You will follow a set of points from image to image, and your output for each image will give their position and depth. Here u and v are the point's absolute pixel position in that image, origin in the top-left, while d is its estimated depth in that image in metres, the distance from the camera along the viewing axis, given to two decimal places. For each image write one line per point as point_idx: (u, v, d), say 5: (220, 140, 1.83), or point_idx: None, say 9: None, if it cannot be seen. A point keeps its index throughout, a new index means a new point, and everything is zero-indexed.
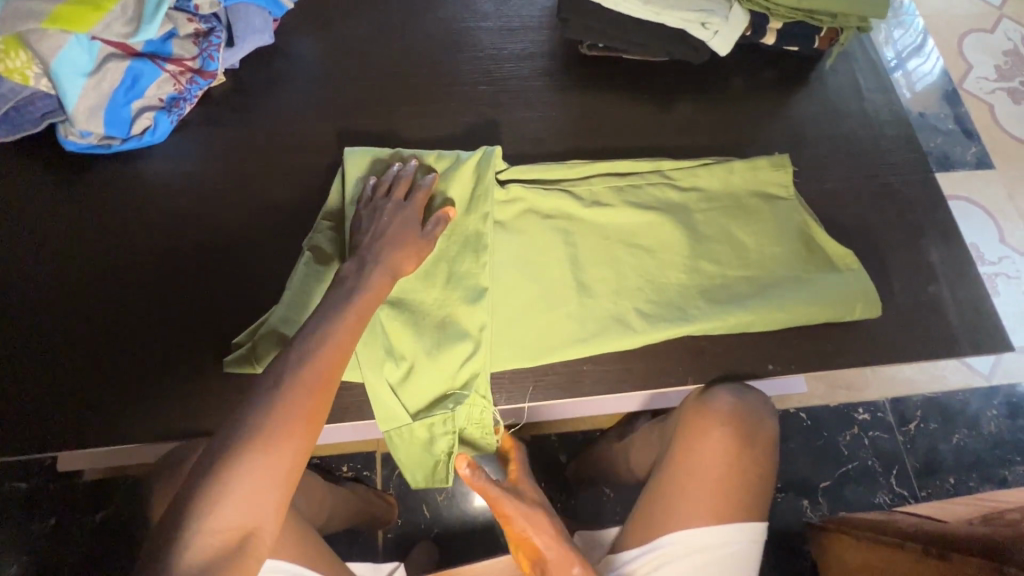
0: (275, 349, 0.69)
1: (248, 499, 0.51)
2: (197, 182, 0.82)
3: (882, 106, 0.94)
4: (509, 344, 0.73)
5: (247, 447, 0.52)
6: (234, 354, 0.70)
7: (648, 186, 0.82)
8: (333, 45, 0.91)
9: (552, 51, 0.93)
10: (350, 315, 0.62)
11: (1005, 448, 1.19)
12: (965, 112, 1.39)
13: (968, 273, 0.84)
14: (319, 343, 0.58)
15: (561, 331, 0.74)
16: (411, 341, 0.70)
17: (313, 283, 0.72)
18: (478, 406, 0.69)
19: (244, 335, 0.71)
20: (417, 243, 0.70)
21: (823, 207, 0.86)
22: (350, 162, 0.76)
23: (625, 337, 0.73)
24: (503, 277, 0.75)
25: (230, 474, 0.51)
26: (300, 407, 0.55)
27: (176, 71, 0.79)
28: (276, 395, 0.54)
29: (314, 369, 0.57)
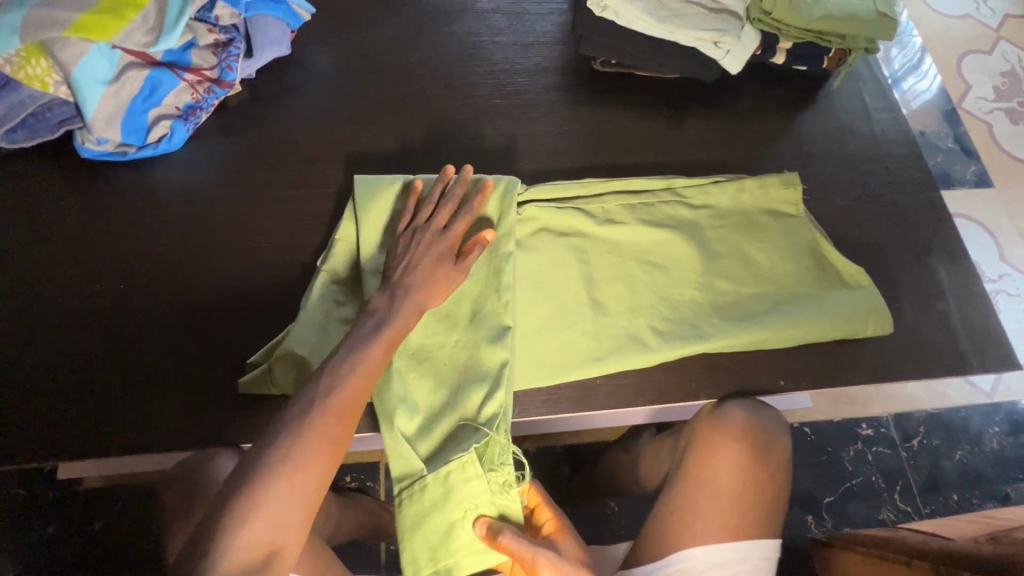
0: (293, 373, 0.69)
1: (275, 517, 0.54)
2: (212, 191, 0.82)
3: (889, 126, 0.95)
4: (526, 364, 0.73)
5: (278, 465, 0.55)
6: (249, 377, 0.70)
7: (661, 204, 0.83)
8: (348, 57, 0.92)
9: (566, 67, 0.94)
10: (379, 347, 0.64)
11: (1008, 467, 1.19)
12: (965, 132, 1.42)
13: (975, 291, 0.84)
14: (349, 371, 0.61)
15: (578, 349, 0.74)
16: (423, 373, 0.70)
17: (331, 306, 0.73)
18: (498, 447, 0.66)
19: (260, 354, 0.71)
20: (448, 276, 0.70)
21: (831, 224, 0.87)
22: (368, 184, 0.76)
23: (641, 355, 0.74)
24: (519, 297, 0.75)
25: (261, 490, 0.54)
26: (330, 429, 0.58)
27: (194, 80, 0.80)
28: (309, 415, 0.58)
29: (345, 393, 0.60)
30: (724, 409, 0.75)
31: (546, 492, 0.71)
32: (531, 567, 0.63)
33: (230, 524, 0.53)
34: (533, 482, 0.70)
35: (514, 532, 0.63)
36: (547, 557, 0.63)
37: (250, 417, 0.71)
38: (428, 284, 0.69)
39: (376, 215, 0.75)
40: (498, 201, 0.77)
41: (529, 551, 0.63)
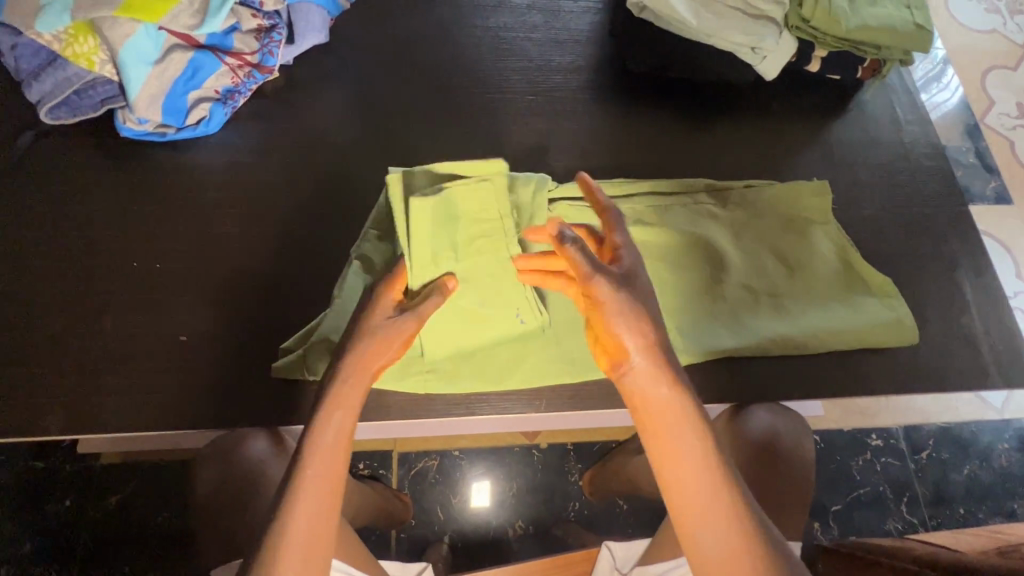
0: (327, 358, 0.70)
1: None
2: (248, 174, 0.82)
3: (919, 137, 0.95)
4: (555, 361, 0.75)
5: (274, 555, 0.52)
6: (281, 362, 0.71)
7: (691, 207, 0.83)
8: (383, 47, 0.92)
9: (599, 65, 0.94)
10: (341, 410, 0.58)
11: (1016, 483, 1.20)
12: (987, 147, 1.42)
13: (1000, 306, 0.85)
14: (318, 444, 0.56)
15: None
16: (447, 357, 0.73)
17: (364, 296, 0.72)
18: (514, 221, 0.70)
19: (294, 341, 0.72)
20: (392, 330, 0.62)
21: (859, 233, 0.88)
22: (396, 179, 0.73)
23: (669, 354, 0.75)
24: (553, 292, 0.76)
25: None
26: (314, 511, 0.54)
27: (235, 64, 0.81)
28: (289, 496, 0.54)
29: (319, 465, 0.56)
30: (750, 411, 0.78)
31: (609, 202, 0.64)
32: (587, 287, 0.57)
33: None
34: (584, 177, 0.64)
35: (579, 247, 0.57)
36: (604, 286, 0.57)
37: (280, 402, 0.71)
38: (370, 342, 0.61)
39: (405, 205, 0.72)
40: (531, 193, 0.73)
41: (589, 271, 0.57)
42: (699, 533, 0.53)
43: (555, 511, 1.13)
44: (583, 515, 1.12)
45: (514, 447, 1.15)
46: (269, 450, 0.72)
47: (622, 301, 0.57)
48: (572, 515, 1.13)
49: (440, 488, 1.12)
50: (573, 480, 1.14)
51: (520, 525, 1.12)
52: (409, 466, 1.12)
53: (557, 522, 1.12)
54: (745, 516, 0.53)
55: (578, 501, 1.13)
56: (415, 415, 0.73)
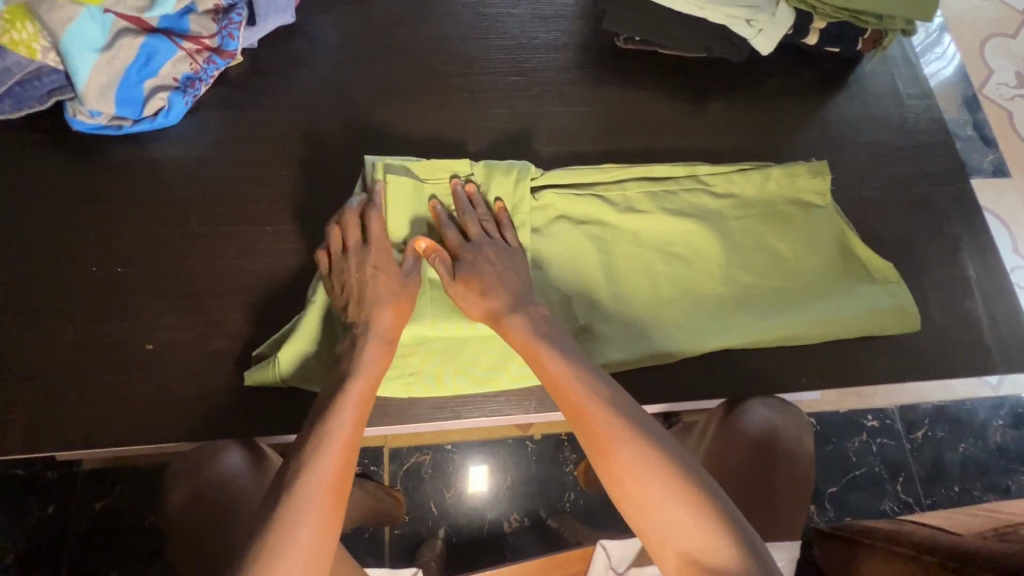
0: (306, 369, 0.67)
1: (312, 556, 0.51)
2: (214, 168, 0.77)
3: (920, 112, 0.91)
4: None
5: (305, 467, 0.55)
6: (253, 372, 0.66)
7: (683, 192, 0.78)
8: (354, 27, 0.86)
9: (585, 42, 0.89)
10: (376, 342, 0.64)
11: (1011, 459, 1.19)
12: (985, 118, 1.38)
13: (1002, 287, 0.82)
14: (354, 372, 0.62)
15: (597, 347, 0.71)
16: (431, 359, 0.69)
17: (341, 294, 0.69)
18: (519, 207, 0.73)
19: (267, 346, 0.68)
20: (406, 294, 0.66)
21: (858, 215, 0.84)
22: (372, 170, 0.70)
23: (664, 351, 0.72)
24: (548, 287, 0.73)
25: (295, 527, 0.51)
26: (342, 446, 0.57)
27: (193, 49, 0.75)
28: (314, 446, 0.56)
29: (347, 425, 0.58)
30: (746, 409, 0.74)
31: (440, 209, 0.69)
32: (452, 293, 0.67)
33: (261, 568, 0.49)
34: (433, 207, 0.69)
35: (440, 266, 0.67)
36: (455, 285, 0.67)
37: (258, 410, 0.68)
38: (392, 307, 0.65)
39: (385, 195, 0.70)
40: (512, 183, 0.72)
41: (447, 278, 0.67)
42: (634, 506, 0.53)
43: (550, 502, 1.11)
44: (579, 506, 1.11)
45: (507, 440, 1.13)
46: (245, 464, 0.68)
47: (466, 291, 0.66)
48: (567, 505, 1.12)
49: (432, 482, 1.10)
50: (568, 471, 1.12)
51: (515, 517, 1.10)
52: (400, 462, 1.10)
53: (552, 513, 1.10)
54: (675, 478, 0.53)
55: (573, 491, 1.11)
56: (398, 420, 0.70)
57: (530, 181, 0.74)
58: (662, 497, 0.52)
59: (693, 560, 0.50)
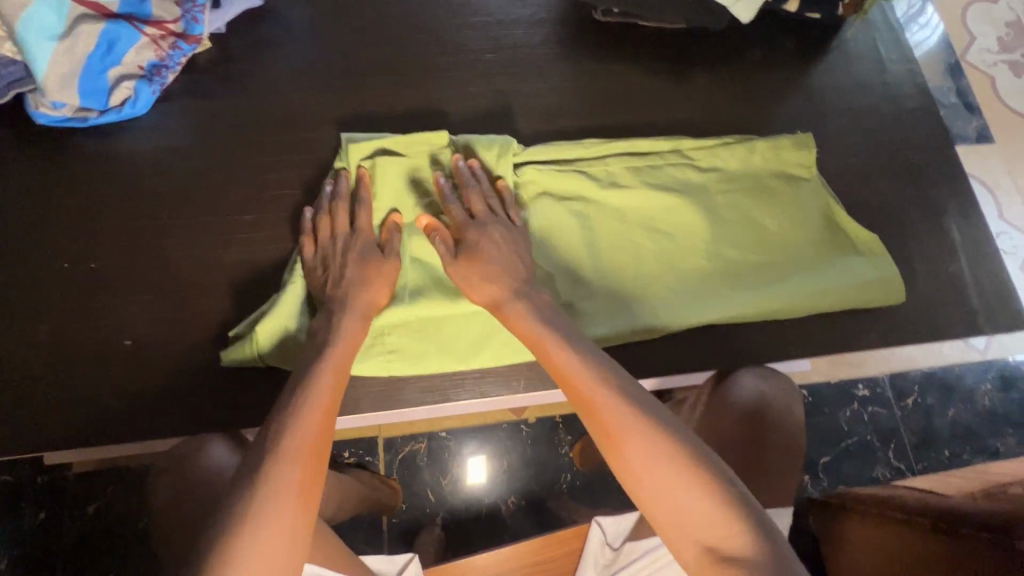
0: (283, 348, 0.66)
1: (294, 522, 0.49)
2: (186, 158, 0.75)
3: (903, 78, 0.91)
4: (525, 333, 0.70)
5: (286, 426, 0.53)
6: (230, 349, 0.66)
7: (667, 166, 0.78)
8: (326, 9, 0.84)
9: (564, 17, 0.87)
10: (356, 315, 0.63)
11: (1000, 422, 1.21)
12: (969, 85, 1.37)
13: (986, 250, 0.82)
14: (335, 336, 0.61)
15: (583, 320, 0.70)
16: (410, 341, 0.68)
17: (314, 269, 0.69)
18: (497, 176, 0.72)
19: (243, 326, 0.67)
20: (380, 269, 0.65)
21: (843, 183, 0.84)
22: (350, 148, 0.71)
23: (647, 325, 0.71)
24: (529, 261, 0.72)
25: (277, 490, 0.49)
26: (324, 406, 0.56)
27: (157, 35, 0.73)
28: (294, 413, 0.54)
29: (327, 388, 0.57)
30: (735, 380, 0.73)
31: (442, 184, 0.69)
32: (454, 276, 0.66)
33: (244, 530, 0.47)
34: (437, 182, 0.69)
35: (440, 245, 0.66)
36: (457, 265, 0.65)
37: (244, 401, 0.67)
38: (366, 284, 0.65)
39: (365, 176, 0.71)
40: (492, 157, 0.72)
41: (448, 258, 0.66)
42: (651, 496, 0.50)
43: (547, 484, 1.11)
44: (576, 486, 1.11)
45: (502, 424, 1.12)
46: (235, 456, 0.64)
47: (470, 270, 0.65)
48: (564, 486, 1.12)
49: (428, 470, 1.10)
50: (563, 452, 1.13)
51: (513, 500, 1.10)
52: (396, 451, 1.09)
53: (549, 495, 1.11)
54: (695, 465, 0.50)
55: (569, 472, 1.12)
56: (385, 407, 0.68)
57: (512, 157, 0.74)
58: (678, 483, 0.49)
59: (710, 550, 0.48)
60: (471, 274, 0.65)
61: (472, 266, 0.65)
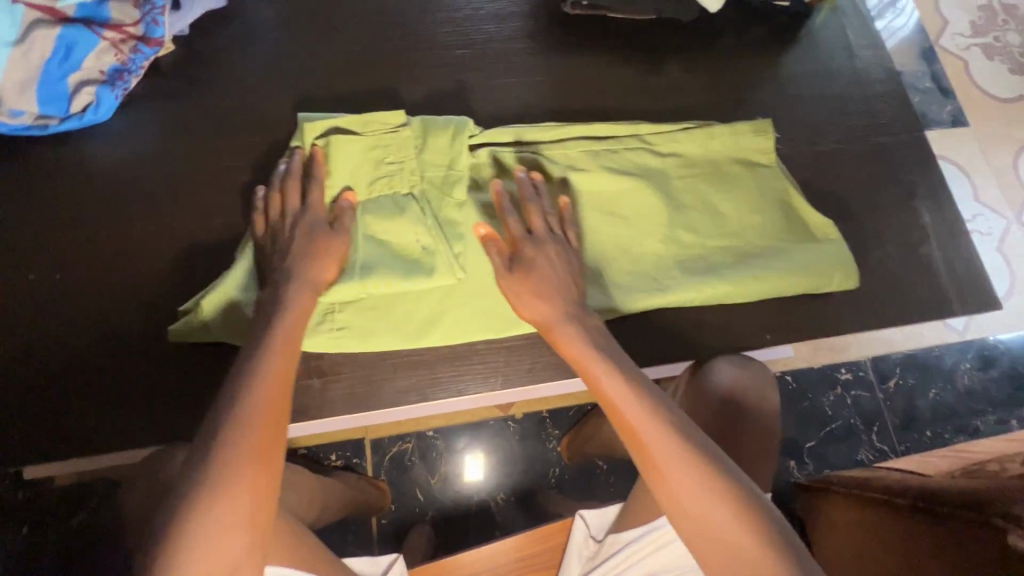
0: (229, 321, 0.65)
1: (257, 488, 0.49)
2: (152, 163, 0.74)
3: (872, 63, 0.91)
4: (478, 317, 0.69)
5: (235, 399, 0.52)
6: (179, 323, 0.65)
7: (627, 151, 0.77)
8: (292, 7, 0.82)
9: (533, 11, 0.87)
10: (308, 288, 0.61)
11: (979, 401, 1.23)
12: (942, 70, 1.39)
13: (958, 232, 0.83)
14: (285, 307, 0.59)
15: None
16: (364, 330, 0.67)
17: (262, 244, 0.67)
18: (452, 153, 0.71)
19: (192, 302, 0.66)
20: (328, 245, 0.63)
21: (816, 169, 0.84)
22: (305, 127, 0.69)
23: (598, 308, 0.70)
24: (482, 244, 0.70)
25: (226, 465, 0.49)
26: (276, 377, 0.55)
27: (116, 38, 0.72)
28: (250, 379, 0.54)
29: (277, 359, 0.56)
30: (712, 367, 0.73)
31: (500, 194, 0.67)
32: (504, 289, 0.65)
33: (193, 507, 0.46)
34: (494, 191, 0.67)
35: (495, 258, 0.65)
36: (510, 280, 0.64)
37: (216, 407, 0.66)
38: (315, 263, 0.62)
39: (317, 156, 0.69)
40: (447, 138, 0.71)
41: (500, 270, 0.65)
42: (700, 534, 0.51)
43: (536, 479, 1.11)
44: (564, 480, 1.12)
45: (488, 421, 1.12)
46: None
47: (526, 287, 0.64)
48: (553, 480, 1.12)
49: (416, 469, 1.09)
50: (551, 447, 1.13)
51: (502, 496, 1.10)
52: (383, 452, 1.09)
53: (538, 489, 1.11)
54: (747, 509, 0.50)
55: (558, 466, 1.12)
56: (360, 408, 0.67)
57: (468, 138, 0.73)
58: (727, 525, 0.50)
59: None
60: (528, 291, 0.63)
61: (529, 283, 0.63)
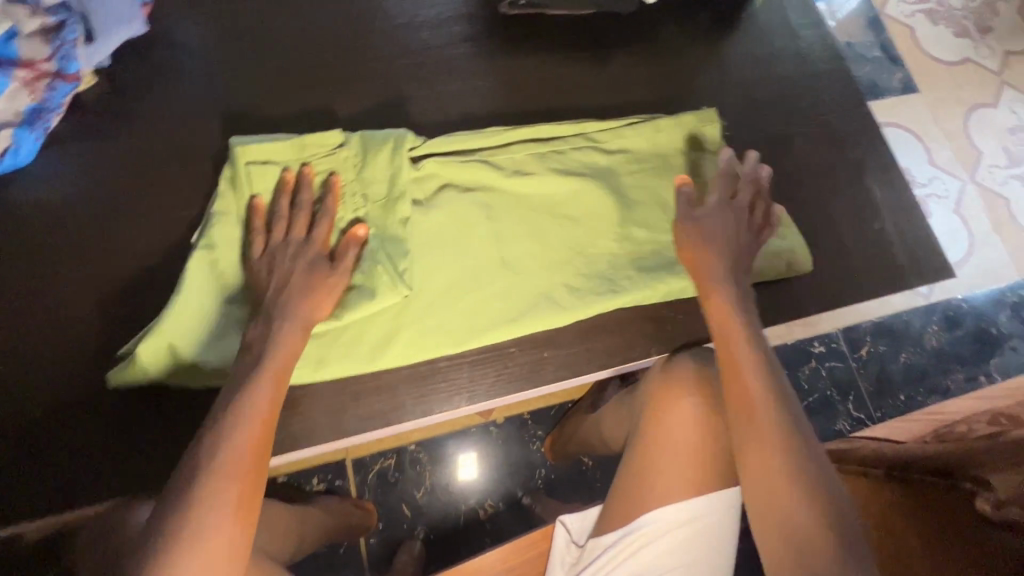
0: (165, 357, 0.61)
1: (232, 547, 0.48)
2: (83, 201, 0.70)
3: (815, 41, 0.92)
4: (432, 334, 0.67)
5: (219, 448, 0.50)
6: (116, 370, 0.61)
7: (573, 150, 0.76)
8: (220, 26, 0.79)
9: (472, 13, 0.85)
10: (295, 323, 0.59)
11: (948, 361, 1.25)
12: (890, 38, 1.41)
13: (908, 204, 0.84)
14: (271, 347, 0.57)
15: (486, 315, 0.68)
16: (314, 359, 0.65)
17: (199, 277, 0.63)
18: (395, 167, 0.69)
19: (129, 344, 0.62)
20: (325, 283, 0.61)
21: (767, 153, 0.84)
22: (237, 153, 0.67)
23: (552, 315, 0.69)
24: (429, 259, 0.68)
25: (202, 521, 0.47)
26: (265, 423, 0.53)
27: (29, 77, 0.67)
28: (226, 435, 0.51)
29: (266, 401, 0.54)
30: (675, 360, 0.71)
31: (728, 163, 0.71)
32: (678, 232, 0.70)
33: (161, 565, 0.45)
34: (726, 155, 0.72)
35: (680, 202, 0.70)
36: (686, 228, 0.69)
37: (173, 455, 0.62)
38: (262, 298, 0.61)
39: (252, 183, 0.66)
40: (387, 154, 0.69)
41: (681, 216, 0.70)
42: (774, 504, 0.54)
43: (523, 482, 1.11)
44: (551, 481, 1.11)
45: (470, 429, 1.11)
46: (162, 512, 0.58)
47: (699, 239, 0.68)
48: (540, 482, 1.12)
49: (402, 484, 1.08)
50: (535, 448, 1.12)
51: (491, 504, 1.10)
52: (366, 470, 1.07)
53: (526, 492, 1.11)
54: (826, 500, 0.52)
55: (544, 467, 1.12)
56: (323, 440, 0.65)
57: (409, 150, 0.71)
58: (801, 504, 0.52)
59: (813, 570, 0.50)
60: (694, 244, 0.68)
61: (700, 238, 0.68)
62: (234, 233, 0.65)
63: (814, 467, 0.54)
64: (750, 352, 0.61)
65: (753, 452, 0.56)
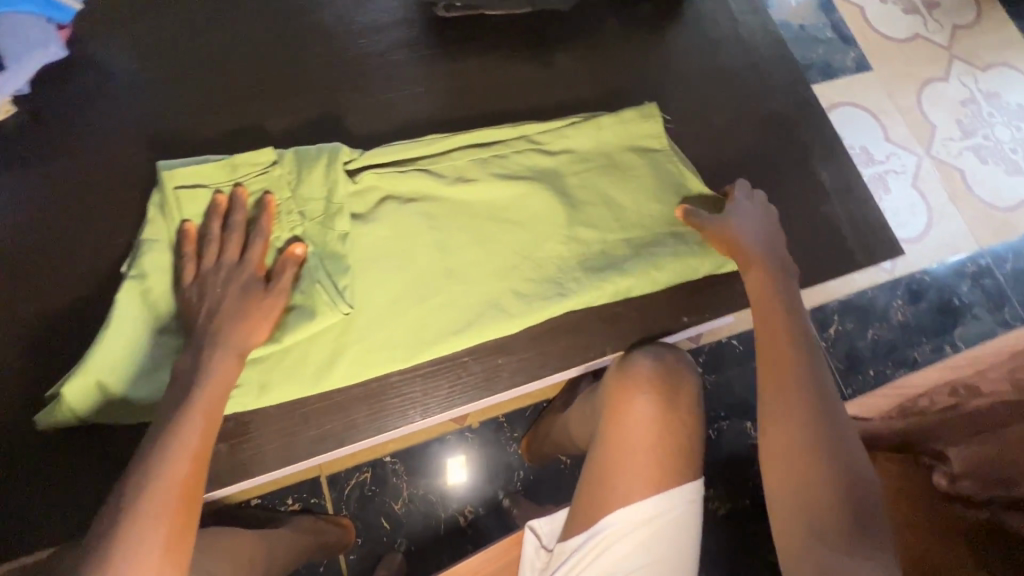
0: (93, 396, 0.59)
1: None
2: (9, 235, 0.67)
3: (757, 28, 0.92)
4: (380, 349, 0.66)
5: (142, 487, 0.49)
6: (45, 412, 0.59)
7: (516, 153, 0.75)
8: (147, 45, 0.76)
9: (410, 17, 0.83)
10: (222, 351, 0.57)
11: (914, 333, 1.27)
12: (840, 19, 1.42)
13: (855, 185, 0.85)
14: (197, 379, 0.55)
15: (434, 327, 0.67)
16: (257, 384, 0.63)
17: (125, 310, 0.61)
18: (332, 183, 0.67)
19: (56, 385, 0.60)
20: (260, 306, 0.59)
21: (715, 142, 0.84)
22: (164, 178, 0.64)
23: (502, 322, 0.68)
24: (372, 274, 0.67)
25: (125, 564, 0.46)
26: (193, 457, 0.52)
27: None
28: (150, 474, 0.50)
29: (195, 436, 0.53)
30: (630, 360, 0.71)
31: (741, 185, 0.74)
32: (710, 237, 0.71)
33: None
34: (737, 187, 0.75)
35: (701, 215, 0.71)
36: (712, 233, 0.71)
37: None
38: (193, 327, 0.58)
39: (182, 208, 0.64)
40: (323, 169, 0.67)
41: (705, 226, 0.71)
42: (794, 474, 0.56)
43: (501, 485, 1.10)
44: (529, 482, 1.11)
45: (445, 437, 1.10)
46: None
47: (732, 233, 0.70)
48: (519, 484, 1.11)
49: (378, 497, 1.06)
50: (512, 450, 1.12)
51: (470, 510, 1.08)
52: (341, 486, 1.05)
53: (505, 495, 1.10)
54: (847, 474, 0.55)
55: (522, 469, 1.11)
56: (275, 466, 0.64)
57: (345, 163, 0.69)
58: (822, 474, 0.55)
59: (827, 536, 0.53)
60: (727, 236, 0.70)
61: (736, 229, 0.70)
62: (167, 260, 0.63)
63: (835, 431, 0.57)
64: (786, 325, 0.64)
65: (781, 425, 0.58)
